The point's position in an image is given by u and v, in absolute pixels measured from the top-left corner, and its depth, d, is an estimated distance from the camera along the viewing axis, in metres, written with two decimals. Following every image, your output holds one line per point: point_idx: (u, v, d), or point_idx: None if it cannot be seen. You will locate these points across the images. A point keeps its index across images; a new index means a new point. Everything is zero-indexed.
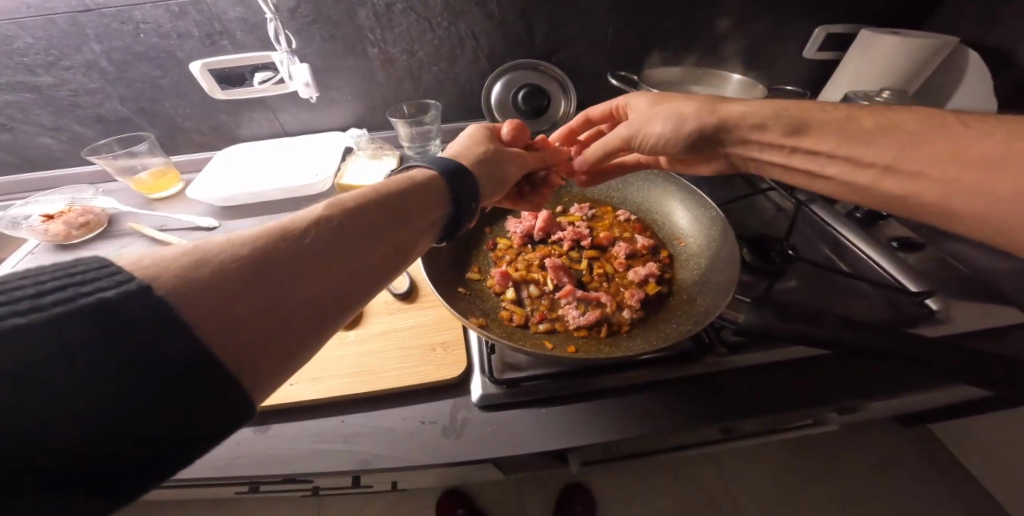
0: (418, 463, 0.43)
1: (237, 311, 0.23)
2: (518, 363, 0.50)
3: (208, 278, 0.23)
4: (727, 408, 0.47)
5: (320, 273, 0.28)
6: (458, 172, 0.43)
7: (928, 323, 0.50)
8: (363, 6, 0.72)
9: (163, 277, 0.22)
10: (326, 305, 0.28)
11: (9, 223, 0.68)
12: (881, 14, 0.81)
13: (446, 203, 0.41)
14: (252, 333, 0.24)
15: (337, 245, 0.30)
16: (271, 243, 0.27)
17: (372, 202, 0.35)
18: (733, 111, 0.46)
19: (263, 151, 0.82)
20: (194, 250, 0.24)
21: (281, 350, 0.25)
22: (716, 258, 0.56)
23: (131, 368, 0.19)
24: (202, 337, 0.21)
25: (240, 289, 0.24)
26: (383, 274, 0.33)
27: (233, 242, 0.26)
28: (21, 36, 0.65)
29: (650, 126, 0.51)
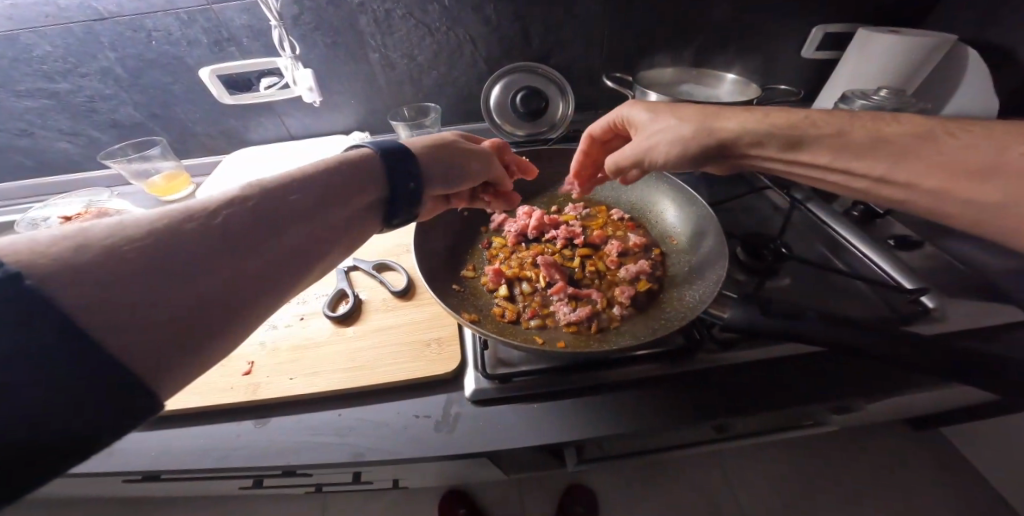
0: (410, 455, 0.45)
1: (144, 302, 0.23)
2: (509, 358, 0.50)
3: (108, 267, 0.22)
4: (715, 403, 0.48)
5: (239, 259, 0.28)
6: (398, 156, 0.43)
7: (925, 322, 0.50)
8: (363, 13, 0.74)
9: (42, 263, 0.20)
10: (248, 291, 0.28)
11: (29, 225, 0.71)
12: (879, 13, 0.81)
13: (378, 190, 0.41)
14: (162, 324, 0.23)
15: (257, 229, 0.30)
16: (176, 224, 0.26)
17: (295, 186, 0.35)
18: (730, 131, 0.45)
19: (270, 154, 0.84)
20: (77, 233, 0.23)
21: (198, 339, 0.25)
22: (704, 260, 0.56)
23: (52, 347, 0.19)
24: (104, 329, 0.21)
25: (141, 277, 0.23)
26: (307, 257, 0.33)
27: (129, 224, 0.24)
28: (41, 45, 0.69)
29: (655, 149, 0.51)
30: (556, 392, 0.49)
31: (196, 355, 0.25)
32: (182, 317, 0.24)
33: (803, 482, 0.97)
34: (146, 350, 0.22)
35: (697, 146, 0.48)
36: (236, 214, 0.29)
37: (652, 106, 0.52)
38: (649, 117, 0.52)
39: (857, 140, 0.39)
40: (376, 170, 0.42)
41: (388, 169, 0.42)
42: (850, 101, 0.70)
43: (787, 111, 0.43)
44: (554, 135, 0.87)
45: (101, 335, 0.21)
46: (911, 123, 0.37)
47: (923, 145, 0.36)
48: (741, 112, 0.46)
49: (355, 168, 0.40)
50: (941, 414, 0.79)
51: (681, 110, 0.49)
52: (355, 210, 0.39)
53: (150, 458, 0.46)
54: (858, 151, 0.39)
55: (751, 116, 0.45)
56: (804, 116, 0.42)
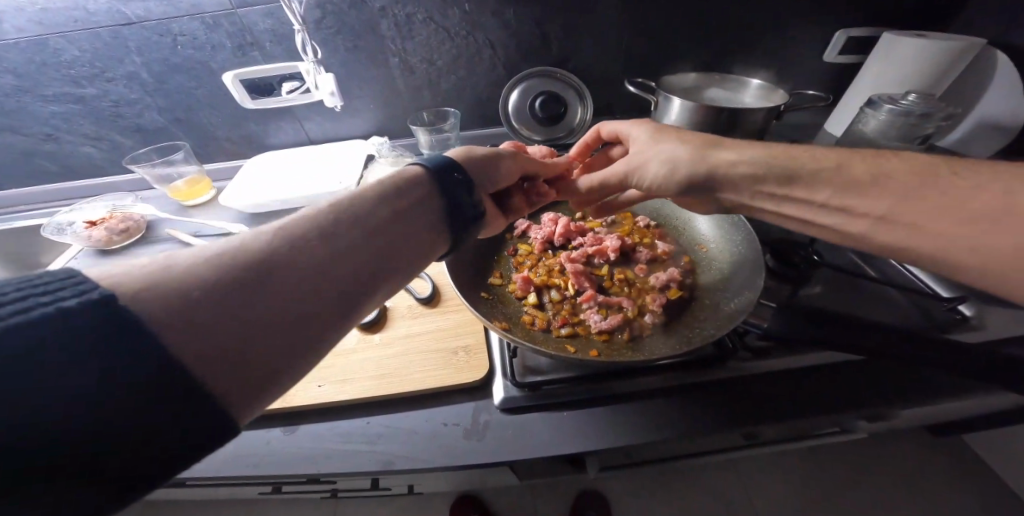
0: (441, 464, 0.44)
1: (217, 323, 0.24)
2: (540, 366, 0.50)
3: (185, 296, 0.23)
4: (754, 413, 0.47)
5: (305, 279, 0.28)
6: (451, 170, 0.43)
7: (962, 330, 0.49)
8: (385, 17, 0.74)
9: (130, 288, 0.22)
10: (314, 309, 0.28)
11: (55, 229, 0.71)
12: (902, 16, 0.80)
13: (439, 206, 0.41)
14: (235, 345, 0.24)
15: (322, 248, 0.31)
16: (247, 249, 0.27)
17: (356, 204, 0.35)
18: (724, 158, 0.45)
19: (290, 159, 0.84)
20: (163, 261, 0.25)
21: (270, 358, 0.26)
22: (737, 268, 0.56)
23: (131, 360, 0.20)
24: (180, 348, 0.22)
25: (216, 300, 0.24)
26: (371, 281, 0.33)
27: (205, 251, 0.26)
28: (68, 49, 0.69)
29: (645, 167, 0.50)
30: (589, 401, 0.48)
31: (268, 375, 0.25)
32: (253, 337, 0.25)
33: (823, 490, 0.95)
34: (221, 369, 0.23)
35: (689, 170, 0.47)
36: (300, 241, 0.30)
37: (654, 130, 0.52)
38: (648, 135, 0.51)
39: (860, 179, 0.38)
40: (433, 186, 0.41)
41: (439, 182, 0.42)
42: (877, 105, 0.69)
43: (785, 147, 0.43)
44: (571, 141, 0.88)
45: (179, 352, 0.22)
46: (915, 161, 0.37)
47: (936, 180, 0.35)
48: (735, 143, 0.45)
49: (411, 182, 0.40)
50: (966, 423, 0.78)
51: (682, 134, 0.49)
52: (420, 222, 0.39)
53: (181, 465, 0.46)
54: (866, 185, 0.38)
55: (744, 146, 0.45)
56: (802, 150, 0.42)
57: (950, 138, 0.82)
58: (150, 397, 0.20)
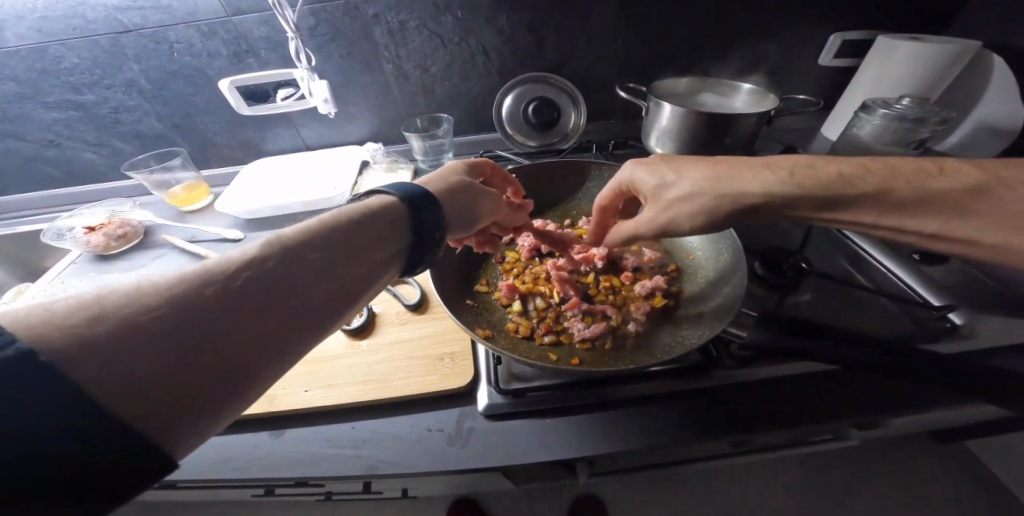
0: (424, 469, 0.44)
1: (159, 369, 0.23)
2: (524, 374, 0.50)
3: (119, 338, 0.23)
4: (738, 421, 0.46)
5: (255, 317, 0.28)
6: (421, 200, 0.44)
7: (952, 339, 0.48)
8: (378, 24, 0.75)
9: (56, 337, 0.21)
10: (263, 348, 0.28)
11: (55, 234, 0.73)
12: (898, 18, 0.79)
13: (401, 238, 0.41)
14: (178, 390, 0.24)
15: (276, 284, 0.30)
16: (193, 287, 0.27)
17: (315, 238, 0.35)
18: (756, 195, 0.43)
19: (286, 165, 0.85)
20: (94, 302, 0.24)
21: (214, 399, 0.26)
22: (723, 275, 0.56)
23: (56, 409, 0.19)
24: (114, 397, 0.21)
25: (158, 344, 0.24)
26: (325, 313, 0.33)
27: (145, 289, 0.25)
28: (68, 57, 0.71)
29: (675, 217, 0.48)
30: (570, 409, 0.48)
31: (212, 415, 0.26)
32: (199, 381, 0.25)
33: (823, 497, 0.94)
34: (161, 415, 0.23)
35: (721, 206, 0.45)
36: (252, 276, 0.29)
37: (661, 167, 0.49)
38: (658, 182, 0.49)
39: (902, 199, 0.37)
40: (400, 219, 0.42)
41: (413, 215, 0.43)
42: (871, 110, 0.69)
43: (813, 166, 0.42)
44: (566, 146, 0.88)
45: (115, 401, 0.21)
46: (959, 176, 0.36)
47: (976, 199, 0.35)
48: (763, 169, 0.43)
49: (374, 213, 0.41)
50: (967, 431, 0.77)
51: (697, 169, 0.47)
52: (380, 254, 0.39)
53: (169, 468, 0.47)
54: None
55: (768, 174, 0.43)
56: (834, 173, 0.40)
57: (950, 141, 0.80)
58: (79, 445, 0.20)
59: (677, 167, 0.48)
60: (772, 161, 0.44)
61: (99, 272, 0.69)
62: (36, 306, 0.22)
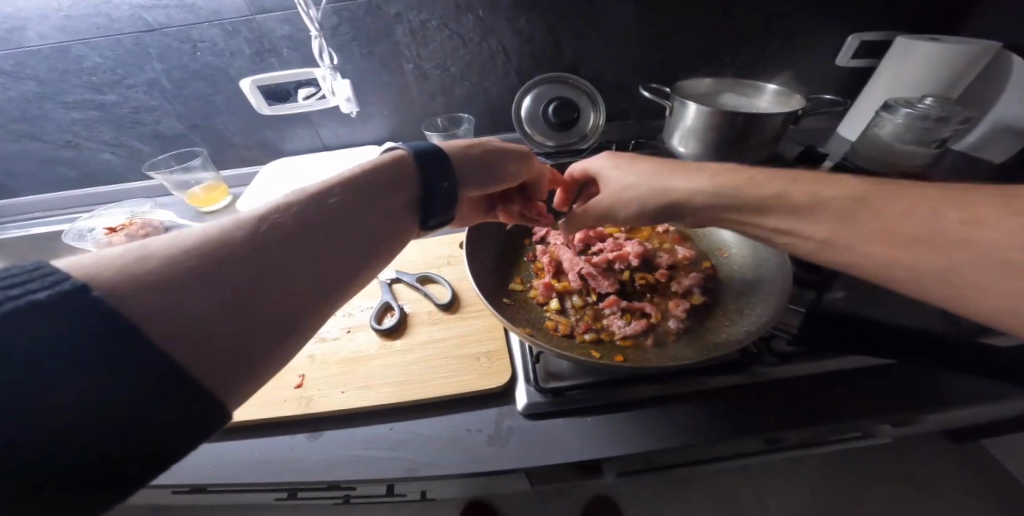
0: (465, 471, 0.44)
1: (207, 314, 0.24)
2: (562, 371, 0.50)
3: (166, 282, 0.23)
4: (781, 419, 0.46)
5: (286, 266, 0.29)
6: (431, 159, 0.44)
7: (988, 335, 0.49)
8: (400, 24, 0.75)
9: (107, 281, 0.21)
10: (296, 300, 0.29)
11: (76, 236, 0.72)
12: (914, 20, 0.80)
13: (412, 192, 0.42)
14: (225, 335, 0.24)
15: (304, 239, 0.31)
16: (232, 237, 0.27)
17: (336, 196, 0.35)
18: (680, 190, 0.44)
19: (305, 165, 0.85)
20: (139, 252, 0.24)
21: (256, 348, 0.26)
22: (764, 273, 0.55)
23: (101, 382, 0.19)
24: (171, 342, 0.22)
25: (200, 288, 0.24)
26: (349, 264, 0.34)
27: (185, 240, 0.26)
28: (90, 56, 0.70)
29: (615, 205, 0.50)
30: (610, 406, 0.48)
31: (253, 362, 0.26)
32: (245, 327, 0.25)
33: (840, 496, 0.94)
34: (211, 361, 0.23)
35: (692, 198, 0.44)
36: (278, 226, 0.30)
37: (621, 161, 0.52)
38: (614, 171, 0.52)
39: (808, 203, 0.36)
40: (410, 170, 0.42)
41: (422, 173, 0.43)
42: (894, 109, 0.69)
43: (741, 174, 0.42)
44: (585, 146, 0.87)
45: (171, 348, 0.21)
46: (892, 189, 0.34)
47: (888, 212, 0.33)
48: (694, 173, 0.45)
49: (390, 172, 0.41)
50: (986, 428, 0.77)
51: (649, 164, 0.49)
52: (394, 214, 0.40)
53: (205, 471, 0.46)
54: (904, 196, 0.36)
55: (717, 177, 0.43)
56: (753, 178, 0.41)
57: (965, 141, 0.82)
58: (119, 426, 0.19)
59: (627, 167, 0.50)
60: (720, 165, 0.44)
61: None
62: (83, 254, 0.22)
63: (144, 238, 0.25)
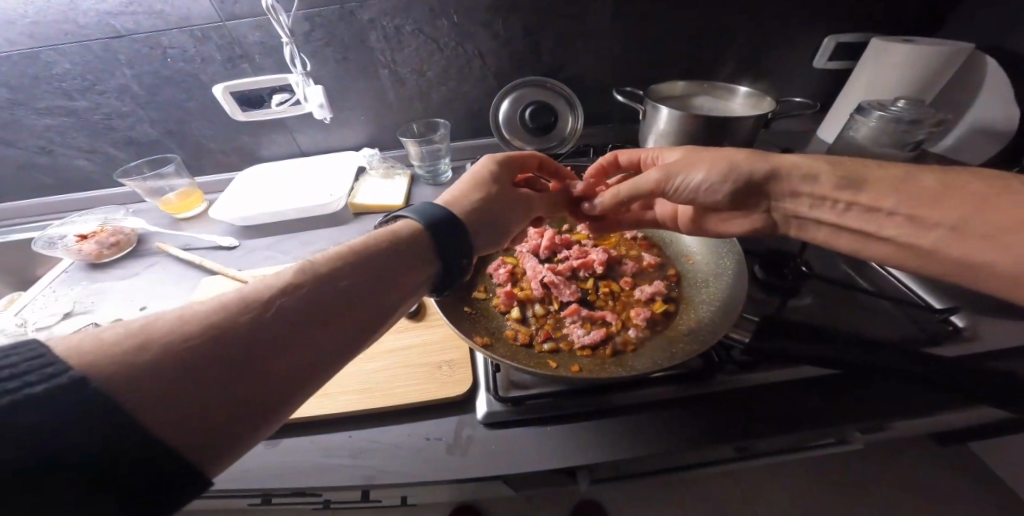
0: (422, 479, 0.43)
1: (197, 398, 0.25)
2: (523, 381, 0.50)
3: (156, 369, 0.24)
4: (743, 429, 0.45)
5: (282, 349, 0.29)
6: (446, 221, 0.43)
7: (953, 341, 0.48)
8: (373, 29, 0.75)
9: (102, 370, 0.23)
10: (292, 378, 0.29)
11: (47, 243, 0.72)
12: (891, 22, 0.80)
13: (429, 265, 0.41)
14: (215, 414, 0.25)
15: (309, 318, 0.31)
16: (233, 316, 0.28)
17: (345, 266, 0.36)
18: (786, 160, 0.45)
19: (281, 171, 0.85)
20: (139, 332, 0.25)
21: (245, 425, 0.26)
22: (725, 280, 0.56)
23: (101, 443, 0.21)
24: (154, 421, 0.23)
25: (187, 377, 0.25)
26: (347, 345, 0.33)
27: (187, 318, 0.27)
28: (61, 62, 0.70)
29: (690, 172, 0.49)
30: (572, 417, 0.48)
31: (232, 448, 0.26)
32: (234, 407, 0.26)
33: (823, 499, 0.93)
34: (200, 439, 0.24)
35: (746, 169, 0.46)
36: (281, 308, 0.30)
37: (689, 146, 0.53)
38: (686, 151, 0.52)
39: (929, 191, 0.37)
40: (426, 241, 0.42)
41: (436, 238, 0.42)
42: (867, 112, 0.69)
43: (849, 161, 0.42)
44: (563, 150, 0.87)
45: (156, 423, 0.23)
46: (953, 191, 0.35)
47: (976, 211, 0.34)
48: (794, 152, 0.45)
49: (408, 241, 0.41)
50: (970, 433, 0.76)
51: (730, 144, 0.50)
52: (410, 284, 0.39)
53: None
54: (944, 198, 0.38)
55: (756, 159, 0.46)
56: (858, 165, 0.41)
57: (945, 144, 0.81)
58: (108, 451, 0.21)
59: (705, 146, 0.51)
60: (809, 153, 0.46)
61: (91, 281, 0.69)
62: (90, 335, 0.24)
63: (156, 314, 0.27)
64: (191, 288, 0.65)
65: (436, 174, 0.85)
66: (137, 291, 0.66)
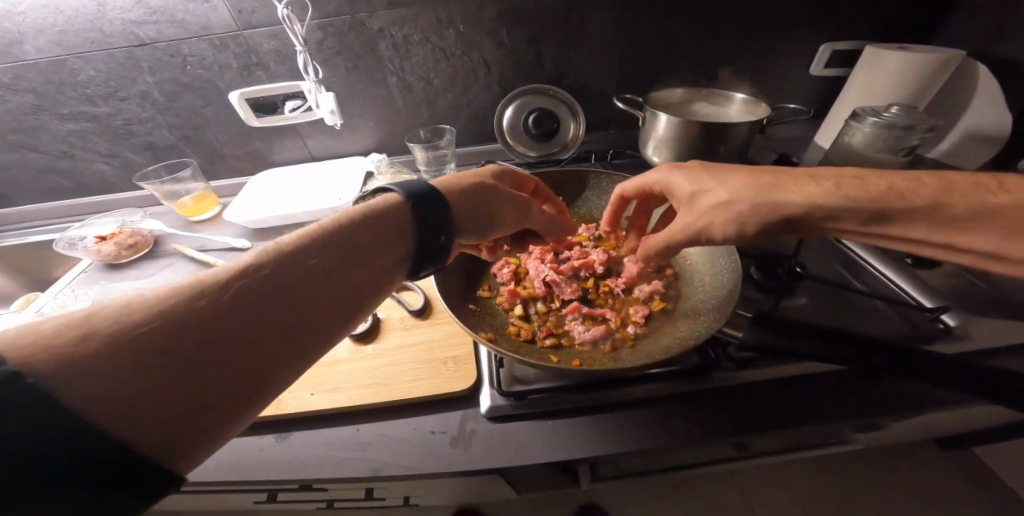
0: (428, 472, 0.45)
1: (157, 393, 0.25)
2: (525, 377, 0.51)
3: (109, 361, 0.25)
4: (739, 421, 0.47)
5: (246, 337, 0.30)
6: (423, 198, 0.44)
7: (945, 340, 0.50)
8: (383, 38, 0.78)
9: (53, 364, 0.23)
10: (260, 365, 0.30)
11: (68, 243, 0.75)
12: (884, 31, 0.82)
13: (399, 241, 0.42)
14: (174, 405, 0.26)
15: (271, 304, 0.32)
16: (187, 303, 0.28)
17: (313, 249, 0.36)
18: (799, 202, 0.41)
19: (293, 175, 0.88)
20: (85, 322, 0.26)
21: (212, 416, 0.27)
22: (719, 278, 0.58)
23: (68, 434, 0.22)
24: (111, 414, 0.24)
25: (144, 367, 0.25)
26: (323, 330, 0.34)
27: (137, 306, 0.27)
28: (85, 69, 0.73)
29: (710, 229, 0.47)
30: (569, 411, 0.49)
31: (204, 436, 0.27)
32: (200, 401, 0.27)
33: (831, 502, 0.92)
34: (168, 429, 0.26)
35: (759, 221, 0.43)
36: (240, 294, 0.30)
37: (693, 172, 0.49)
38: (694, 189, 0.48)
39: (948, 212, 0.36)
40: (398, 219, 0.43)
41: (415, 215, 0.43)
42: (861, 118, 0.71)
43: (862, 179, 0.40)
44: (565, 156, 0.90)
45: (110, 418, 0.23)
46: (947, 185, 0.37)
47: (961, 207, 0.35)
48: (801, 182, 0.42)
49: (373, 221, 0.41)
50: (979, 437, 0.75)
51: (732, 177, 0.46)
52: (384, 263, 0.40)
53: None
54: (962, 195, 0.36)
55: (763, 211, 0.43)
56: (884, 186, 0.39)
57: (939, 149, 0.83)
58: (76, 441, 0.22)
59: (707, 181, 0.47)
60: (820, 170, 0.42)
61: (109, 280, 0.71)
62: (34, 328, 0.24)
63: (101, 303, 0.27)
64: None
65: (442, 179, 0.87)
66: None
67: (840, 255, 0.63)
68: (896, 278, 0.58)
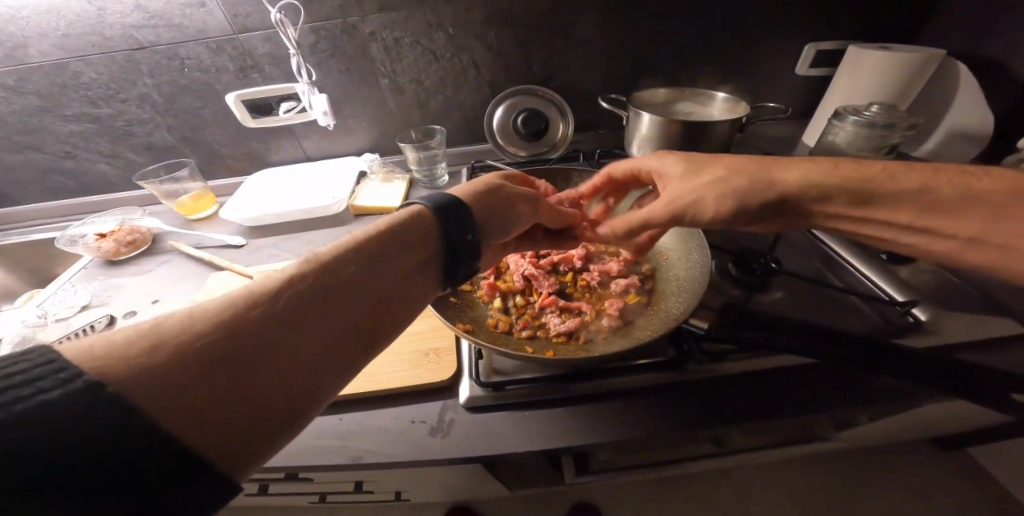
0: (407, 460, 0.46)
1: (215, 401, 0.25)
2: (504, 369, 0.52)
3: (173, 368, 0.25)
4: (712, 412, 0.48)
5: (295, 345, 0.30)
6: (449, 205, 0.44)
7: (919, 334, 0.50)
8: (374, 41, 0.80)
9: (118, 370, 0.24)
10: (309, 373, 0.30)
11: (69, 241, 0.78)
12: (869, 31, 0.83)
13: (427, 246, 0.41)
14: (232, 413, 0.26)
15: (317, 313, 0.32)
16: (240, 312, 0.29)
17: (351, 258, 0.36)
18: (792, 183, 0.44)
19: (287, 175, 0.90)
20: (151, 331, 0.26)
21: (266, 427, 0.27)
22: (692, 274, 0.59)
23: (125, 444, 0.22)
24: (171, 419, 0.23)
25: (204, 374, 0.25)
26: (363, 338, 0.34)
27: (196, 315, 0.28)
28: (87, 72, 0.76)
29: (700, 206, 0.48)
30: (546, 402, 0.50)
31: (258, 446, 0.27)
32: (253, 409, 0.26)
33: (821, 501, 0.92)
34: (224, 437, 0.25)
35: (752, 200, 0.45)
36: (288, 304, 0.31)
37: (686, 158, 0.51)
38: (686, 170, 0.50)
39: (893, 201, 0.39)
40: (426, 227, 0.42)
41: (439, 223, 0.43)
42: (842, 116, 0.72)
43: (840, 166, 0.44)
44: (554, 156, 0.91)
45: (171, 423, 0.23)
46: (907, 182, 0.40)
47: None
48: (792, 166, 0.46)
49: (403, 228, 0.41)
50: (967, 435, 0.75)
51: (727, 162, 0.48)
52: (417, 270, 0.40)
53: None
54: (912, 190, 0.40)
55: (758, 187, 0.45)
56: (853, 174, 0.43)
57: (924, 148, 0.84)
58: (132, 451, 0.22)
59: (700, 164, 0.49)
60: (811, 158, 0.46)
61: (107, 276, 0.73)
62: (100, 338, 0.25)
63: (163, 315, 0.27)
64: (200, 283, 0.70)
65: (433, 179, 0.89)
66: (150, 287, 0.70)
67: (819, 251, 0.64)
68: (870, 273, 0.59)
